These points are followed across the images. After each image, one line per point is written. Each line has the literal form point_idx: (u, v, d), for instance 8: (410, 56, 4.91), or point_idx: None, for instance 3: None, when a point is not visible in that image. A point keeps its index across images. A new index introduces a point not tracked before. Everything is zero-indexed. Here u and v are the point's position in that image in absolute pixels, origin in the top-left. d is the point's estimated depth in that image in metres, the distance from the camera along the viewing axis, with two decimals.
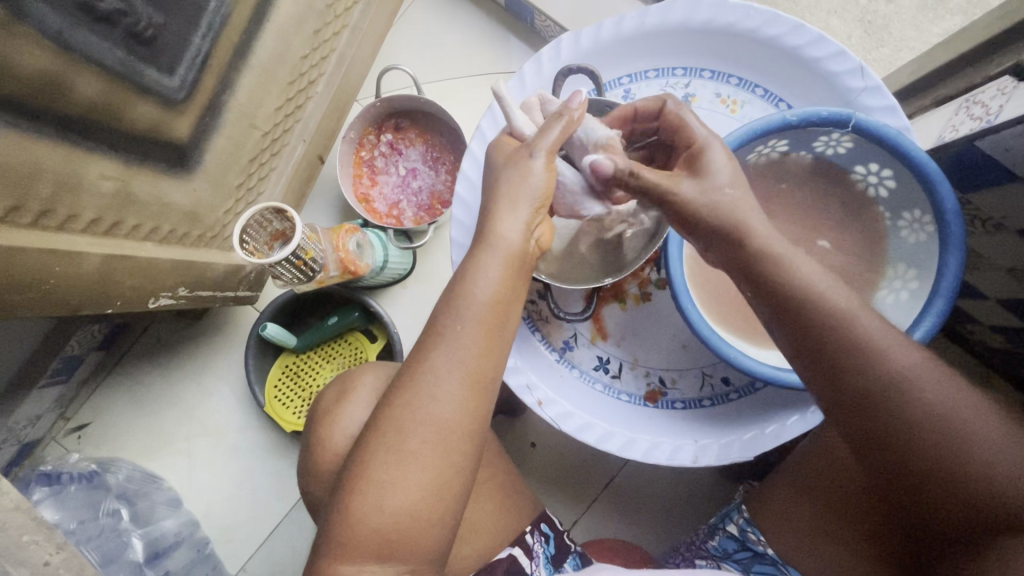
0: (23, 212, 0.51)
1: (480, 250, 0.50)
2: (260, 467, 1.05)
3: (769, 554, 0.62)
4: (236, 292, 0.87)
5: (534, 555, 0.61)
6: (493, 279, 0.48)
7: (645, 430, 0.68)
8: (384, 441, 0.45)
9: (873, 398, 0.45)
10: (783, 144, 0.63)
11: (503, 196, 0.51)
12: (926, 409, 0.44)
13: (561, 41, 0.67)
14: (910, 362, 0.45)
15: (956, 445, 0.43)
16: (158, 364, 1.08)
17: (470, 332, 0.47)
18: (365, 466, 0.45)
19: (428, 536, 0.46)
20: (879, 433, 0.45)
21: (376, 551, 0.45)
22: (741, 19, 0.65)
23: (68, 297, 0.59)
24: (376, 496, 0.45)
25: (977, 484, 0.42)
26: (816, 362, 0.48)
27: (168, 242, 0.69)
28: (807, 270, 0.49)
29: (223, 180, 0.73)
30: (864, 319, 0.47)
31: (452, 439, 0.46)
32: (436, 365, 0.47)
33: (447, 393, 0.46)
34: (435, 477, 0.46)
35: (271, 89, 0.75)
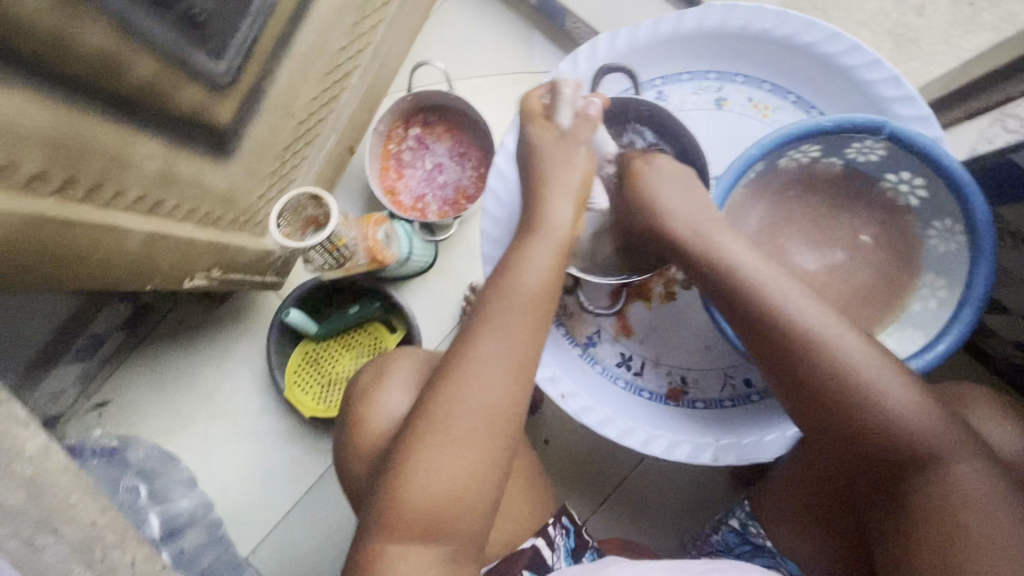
0: (75, 186, 0.52)
1: (527, 243, 0.53)
2: (276, 452, 1.07)
3: (769, 546, 0.63)
4: (264, 277, 0.89)
5: (556, 546, 0.62)
6: (541, 269, 0.51)
7: (666, 427, 0.69)
8: (433, 422, 0.46)
9: (807, 372, 0.51)
10: (815, 150, 0.63)
11: (553, 189, 0.56)
12: (851, 377, 0.50)
13: (598, 39, 0.67)
14: (837, 335, 0.51)
15: (877, 406, 0.49)
16: (180, 345, 1.09)
17: (517, 320, 0.49)
18: (412, 446, 0.46)
19: (471, 517, 0.47)
20: (815, 403, 0.51)
21: (421, 529, 0.46)
22: (777, 25, 0.66)
23: (109, 271, 0.60)
24: (424, 479, 0.45)
25: (893, 436, 0.49)
26: (761, 345, 0.54)
27: (204, 223, 0.70)
28: (755, 262, 0.55)
29: (258, 165, 0.74)
30: (790, 295, 0.53)
31: (498, 421, 0.47)
32: (483, 351, 0.48)
33: (494, 378, 0.47)
34: (478, 460, 0.46)
35: (309, 78, 0.76)
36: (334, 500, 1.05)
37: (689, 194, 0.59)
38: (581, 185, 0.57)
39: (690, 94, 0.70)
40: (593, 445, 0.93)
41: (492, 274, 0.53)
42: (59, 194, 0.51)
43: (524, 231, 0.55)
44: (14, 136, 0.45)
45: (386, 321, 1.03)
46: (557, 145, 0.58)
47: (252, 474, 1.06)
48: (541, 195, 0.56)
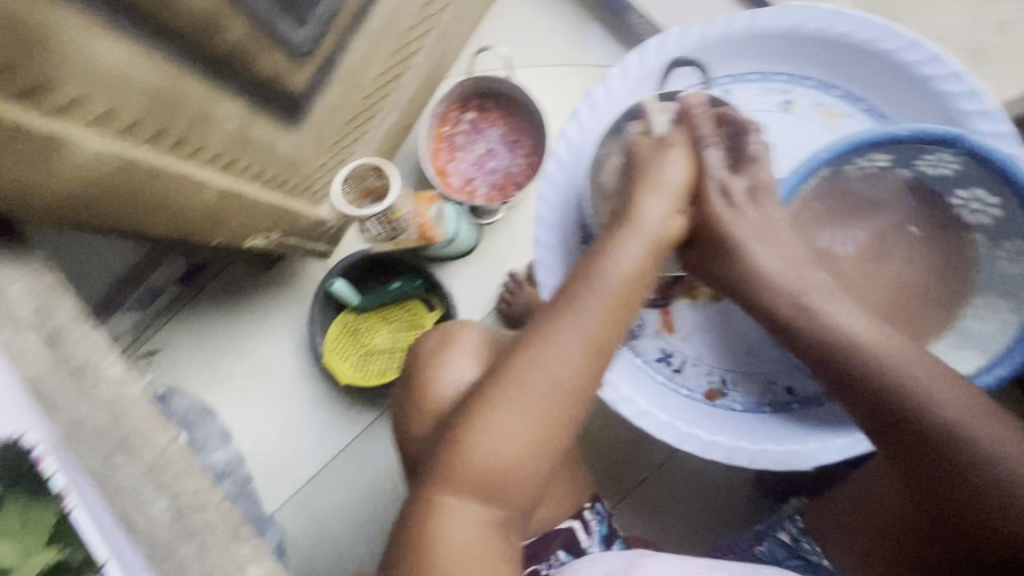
0: (166, 136, 0.55)
1: (624, 232, 0.55)
2: (307, 416, 1.10)
3: (824, 564, 0.65)
4: (316, 246, 0.92)
5: (590, 531, 0.64)
6: (632, 260, 0.54)
7: (703, 426, 0.69)
8: (505, 390, 0.50)
9: (901, 420, 0.52)
10: (883, 160, 0.61)
11: (646, 186, 0.57)
12: (945, 426, 0.50)
13: (669, 33, 0.67)
14: (933, 384, 0.51)
15: (971, 457, 0.50)
16: (227, 305, 1.13)
17: (598, 305, 0.52)
18: (482, 411, 0.50)
19: (524, 485, 0.51)
20: (910, 448, 0.52)
21: (477, 486, 0.50)
22: (857, 29, 0.64)
23: (186, 219, 0.63)
24: (491, 439, 0.50)
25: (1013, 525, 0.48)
26: (846, 391, 0.55)
27: (270, 186, 0.73)
28: (844, 307, 0.56)
29: (323, 134, 0.77)
30: (917, 365, 0.52)
31: (565, 403, 0.50)
32: (563, 333, 0.51)
33: (568, 359, 0.50)
34: (542, 430, 0.50)
35: (378, 54, 0.78)
36: (363, 468, 1.08)
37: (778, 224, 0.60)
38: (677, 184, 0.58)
39: (757, 95, 0.68)
40: (620, 440, 0.93)
41: (581, 261, 0.55)
42: (151, 143, 0.54)
43: (615, 224, 0.56)
44: (119, 83, 0.48)
45: (425, 299, 1.05)
46: (651, 147, 0.59)
47: (283, 435, 1.10)
48: (635, 196, 0.57)
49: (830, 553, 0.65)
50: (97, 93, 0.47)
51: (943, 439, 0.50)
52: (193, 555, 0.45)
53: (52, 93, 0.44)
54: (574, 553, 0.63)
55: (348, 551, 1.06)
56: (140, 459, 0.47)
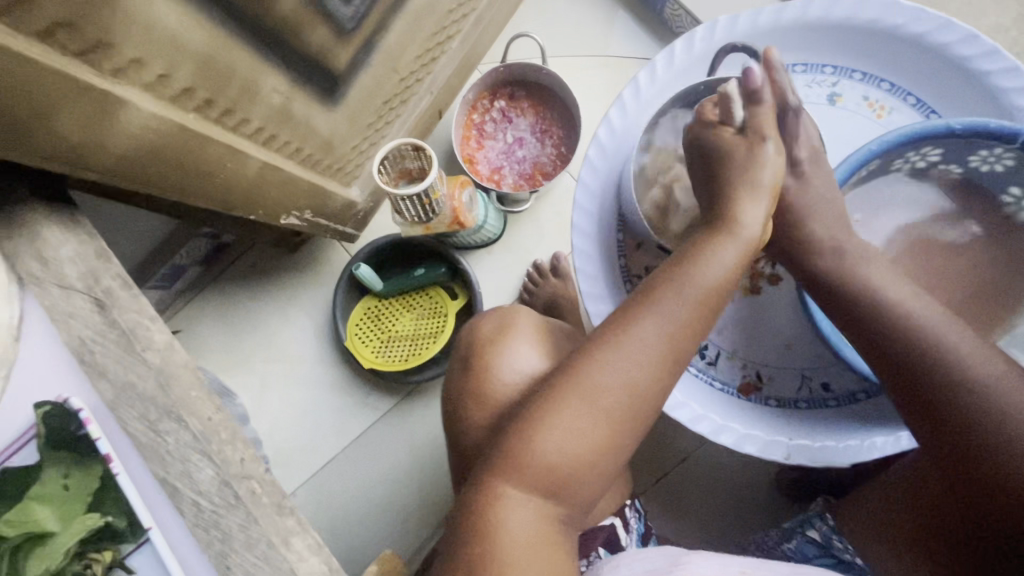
0: (214, 106, 0.55)
1: (722, 237, 0.53)
2: (327, 401, 1.10)
3: (858, 563, 0.61)
4: (344, 229, 0.92)
5: (629, 528, 0.65)
6: (725, 267, 0.52)
7: (738, 419, 0.68)
8: (580, 387, 0.50)
9: (962, 425, 0.51)
10: (935, 154, 0.60)
11: (742, 184, 0.54)
12: (1010, 434, 0.49)
13: (717, 21, 0.66)
14: (1000, 388, 0.50)
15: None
16: (252, 287, 1.13)
17: (684, 311, 0.51)
18: (552, 405, 0.50)
19: (588, 483, 0.51)
20: (958, 447, 0.52)
21: (539, 482, 0.50)
22: (909, 21, 0.64)
23: (226, 193, 0.63)
24: (559, 435, 0.49)
25: None
26: (907, 394, 0.54)
27: (305, 164, 0.72)
28: (912, 311, 0.55)
29: (359, 115, 0.76)
30: (978, 364, 0.51)
31: (640, 404, 0.50)
32: (642, 334, 0.50)
33: (644, 360, 0.50)
34: (611, 432, 0.50)
35: (417, 36, 0.78)
36: (383, 454, 1.08)
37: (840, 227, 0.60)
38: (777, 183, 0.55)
39: (803, 87, 0.67)
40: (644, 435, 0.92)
41: (668, 261, 0.54)
42: (198, 112, 0.54)
43: (713, 224, 0.54)
44: (174, 47, 0.47)
45: (448, 287, 1.05)
46: (743, 139, 0.56)
47: (302, 419, 1.10)
48: (735, 196, 0.54)
49: (864, 553, 0.61)
50: (152, 57, 0.46)
51: (996, 438, 0.50)
52: (240, 525, 0.43)
53: (112, 51, 0.44)
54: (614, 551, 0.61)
55: (364, 538, 1.06)
56: (187, 427, 0.45)
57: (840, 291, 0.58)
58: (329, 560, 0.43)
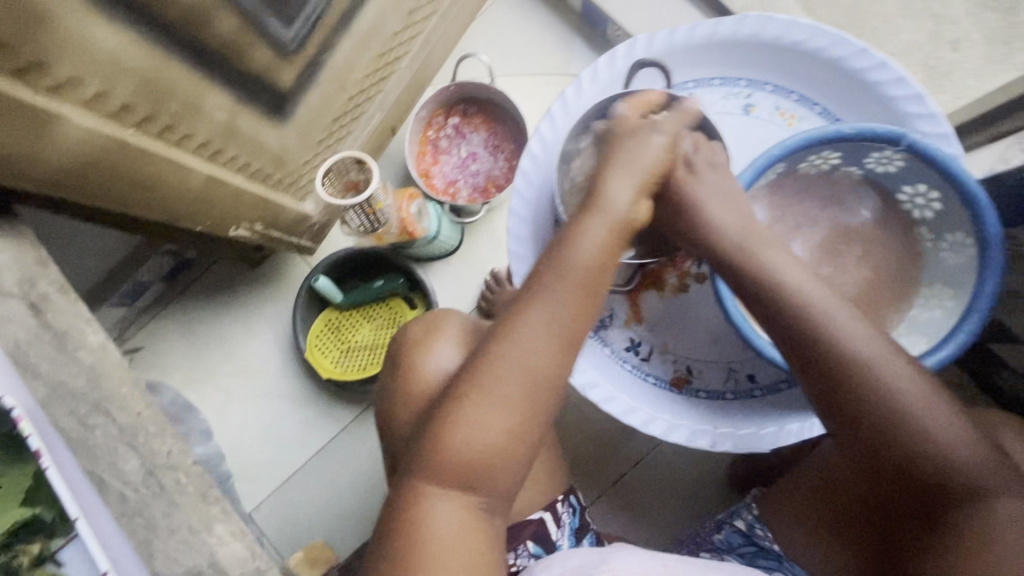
0: (154, 122, 0.58)
1: (588, 213, 0.56)
2: (290, 414, 1.11)
3: (774, 550, 0.65)
4: (299, 241, 0.95)
5: (561, 523, 0.66)
6: (597, 241, 0.55)
7: (668, 411, 0.72)
8: (479, 383, 0.52)
9: (863, 414, 0.53)
10: (835, 157, 0.65)
11: (618, 162, 0.59)
12: (903, 417, 0.52)
13: (637, 39, 0.72)
14: (876, 355, 0.53)
15: (906, 419, 0.52)
16: (214, 303, 1.14)
17: (565, 290, 0.53)
18: (457, 406, 0.52)
19: (508, 472, 0.53)
20: (852, 420, 0.54)
21: (454, 477, 0.52)
22: (809, 38, 0.69)
23: (173, 206, 0.66)
24: (467, 432, 0.51)
25: (942, 474, 0.51)
26: (816, 388, 0.55)
27: (255, 179, 0.76)
28: (817, 301, 0.56)
29: (308, 132, 0.80)
30: (858, 337, 0.54)
31: (543, 387, 0.52)
32: (529, 321, 0.53)
33: (536, 345, 0.52)
34: (519, 421, 0.52)
35: (364, 57, 0.82)
36: (343, 467, 1.09)
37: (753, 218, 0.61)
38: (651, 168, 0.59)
39: (719, 99, 0.73)
40: (595, 436, 0.95)
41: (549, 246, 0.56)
42: (138, 128, 0.57)
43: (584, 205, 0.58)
44: (111, 66, 0.52)
45: (407, 298, 1.07)
46: (633, 126, 0.61)
47: (264, 433, 1.11)
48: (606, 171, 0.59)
49: (780, 539, 0.65)
50: (89, 76, 0.50)
51: (880, 405, 0.52)
52: (163, 512, 0.50)
53: (47, 70, 0.48)
54: (543, 545, 0.64)
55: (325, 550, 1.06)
56: (115, 421, 0.51)
57: (751, 285, 0.59)
58: (251, 545, 0.50)
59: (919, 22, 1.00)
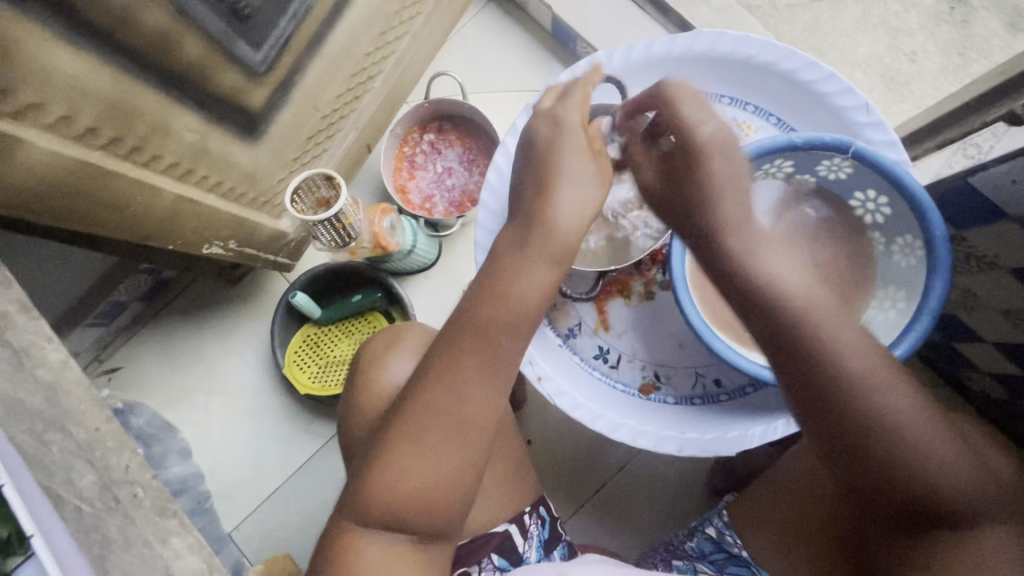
0: (122, 143, 0.60)
1: (523, 247, 0.57)
2: (269, 432, 1.11)
3: (744, 556, 0.65)
4: (275, 258, 0.95)
5: (529, 535, 0.67)
6: (533, 277, 0.56)
7: (636, 416, 0.72)
8: (412, 429, 0.53)
9: (863, 446, 0.50)
10: (788, 165, 0.68)
11: (562, 174, 0.58)
12: (902, 445, 0.49)
13: (596, 55, 0.74)
14: (870, 370, 0.50)
15: (900, 437, 0.49)
16: (193, 321, 1.14)
17: (499, 335, 0.55)
18: (389, 451, 0.53)
19: (444, 511, 0.55)
20: (843, 438, 0.50)
21: (389, 518, 0.54)
22: (760, 52, 0.72)
23: (143, 226, 0.67)
24: (398, 476, 0.53)
25: (933, 495, 0.48)
26: (808, 401, 0.52)
27: (228, 197, 0.77)
28: (813, 309, 0.52)
29: (281, 150, 0.81)
30: (849, 347, 0.51)
31: (476, 424, 0.54)
32: (464, 368, 0.54)
33: (473, 392, 0.54)
34: (454, 465, 0.54)
35: (335, 77, 0.84)
36: (321, 484, 1.09)
37: (736, 222, 0.57)
38: (593, 176, 0.60)
39: None
40: (573, 446, 0.95)
41: (484, 279, 0.57)
42: (105, 150, 0.58)
43: (524, 231, 0.58)
44: (76, 90, 0.53)
45: (386, 312, 1.08)
46: (570, 135, 0.60)
47: (243, 452, 1.10)
48: (553, 186, 0.58)
49: (750, 546, 0.66)
50: (53, 99, 0.52)
51: (871, 422, 0.49)
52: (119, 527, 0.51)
53: (11, 95, 0.49)
54: (507, 556, 0.65)
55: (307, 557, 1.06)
56: (72, 437, 0.54)
57: (745, 290, 0.55)
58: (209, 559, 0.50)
59: (877, 36, 1.04)
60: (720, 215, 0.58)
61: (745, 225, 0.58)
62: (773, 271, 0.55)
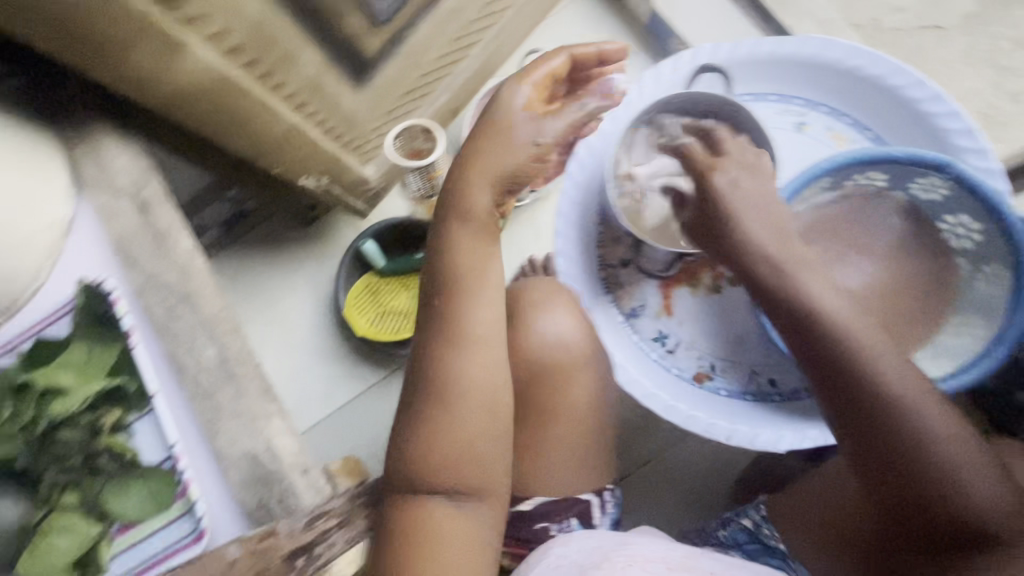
0: (258, 65, 0.64)
1: (451, 226, 0.59)
2: (317, 368, 1.16)
3: (781, 548, 0.67)
4: (355, 205, 0.99)
5: (605, 510, 0.68)
6: (461, 249, 0.58)
7: (687, 401, 0.74)
8: (436, 401, 0.57)
9: (897, 457, 0.53)
10: (881, 179, 0.68)
11: (488, 140, 0.58)
12: (928, 452, 0.52)
13: (702, 46, 0.76)
14: (905, 387, 0.53)
15: (933, 451, 0.52)
16: (264, 254, 1.19)
17: (466, 304, 0.58)
18: (416, 422, 0.57)
19: (484, 475, 0.58)
20: (877, 449, 0.53)
21: (435, 483, 0.56)
22: (869, 64, 0.73)
23: (258, 146, 0.72)
24: (437, 440, 0.56)
25: (967, 509, 0.51)
26: (844, 414, 0.54)
27: (330, 134, 0.81)
28: (856, 326, 0.55)
29: (380, 99, 0.86)
30: (887, 364, 0.54)
31: (484, 393, 0.58)
32: (454, 343, 0.57)
33: (475, 362, 0.57)
34: (480, 429, 0.57)
35: (441, 38, 0.88)
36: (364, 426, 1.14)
37: (778, 241, 0.59)
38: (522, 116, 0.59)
39: (775, 114, 0.76)
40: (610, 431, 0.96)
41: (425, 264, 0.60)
42: (245, 69, 0.63)
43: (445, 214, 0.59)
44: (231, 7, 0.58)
45: None
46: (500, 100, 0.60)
47: (292, 382, 1.16)
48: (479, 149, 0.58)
49: (789, 540, 0.67)
50: (213, 13, 0.57)
51: (905, 435, 0.52)
52: (232, 397, 0.51)
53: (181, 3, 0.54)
54: (585, 526, 0.67)
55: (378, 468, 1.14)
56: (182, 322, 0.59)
57: (792, 306, 0.57)
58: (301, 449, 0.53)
59: (981, 71, 1.02)
60: (759, 239, 0.59)
61: (782, 247, 0.59)
62: (819, 289, 0.57)
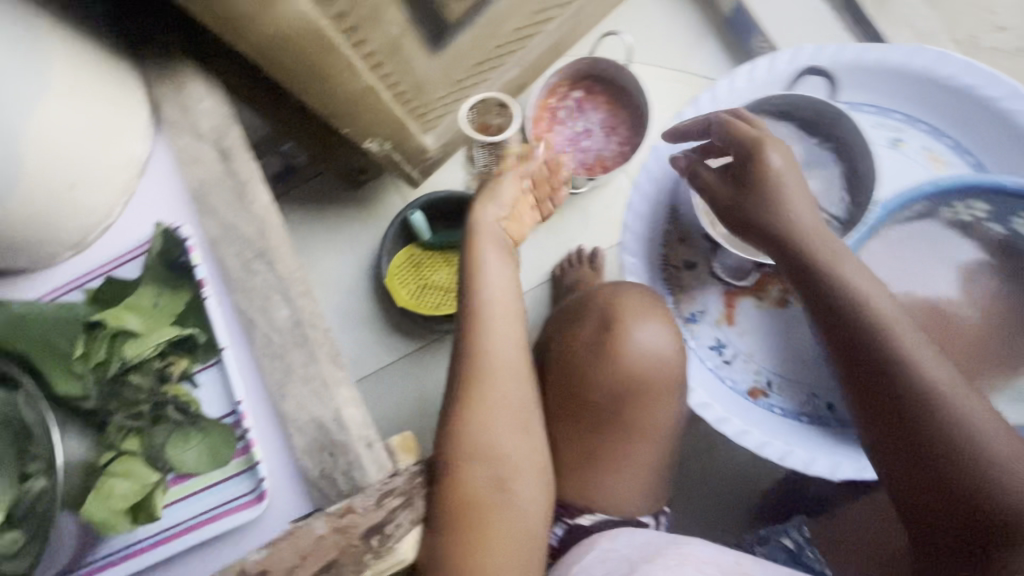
0: (345, 19, 0.61)
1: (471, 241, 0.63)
2: (350, 334, 1.15)
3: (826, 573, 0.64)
4: (410, 173, 0.96)
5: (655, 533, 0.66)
6: (490, 261, 0.61)
7: (740, 415, 0.72)
8: (481, 385, 0.57)
9: (921, 441, 0.50)
10: (981, 209, 0.64)
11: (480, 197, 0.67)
12: (954, 438, 0.49)
13: (804, 47, 0.74)
14: (935, 371, 0.51)
15: (960, 438, 0.49)
16: (307, 213, 1.17)
17: (496, 294, 0.60)
18: (467, 405, 0.56)
19: (528, 469, 0.57)
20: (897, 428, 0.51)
21: (485, 471, 0.54)
22: (985, 83, 0.70)
23: (330, 104, 0.69)
24: (487, 426, 0.56)
25: (999, 505, 0.46)
26: (865, 392, 0.54)
27: (400, 99, 0.79)
28: (889, 308, 0.54)
29: (453, 68, 0.82)
30: (916, 347, 0.52)
31: (513, 375, 0.58)
32: (491, 326, 0.58)
33: (510, 349, 0.59)
34: (518, 416, 0.58)
35: (522, 10, 0.84)
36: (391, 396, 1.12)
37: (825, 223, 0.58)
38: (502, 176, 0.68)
39: (872, 125, 0.74)
40: None
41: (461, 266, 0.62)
42: (333, 21, 0.60)
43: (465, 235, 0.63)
44: None
45: None
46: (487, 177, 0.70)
47: None
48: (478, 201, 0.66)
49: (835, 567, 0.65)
50: None
51: (930, 419, 0.50)
52: (302, 362, 0.51)
53: None
54: None
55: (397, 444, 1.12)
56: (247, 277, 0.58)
57: (824, 290, 0.56)
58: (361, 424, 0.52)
59: None
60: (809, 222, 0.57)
61: (821, 228, 0.58)
62: (858, 273, 0.55)
